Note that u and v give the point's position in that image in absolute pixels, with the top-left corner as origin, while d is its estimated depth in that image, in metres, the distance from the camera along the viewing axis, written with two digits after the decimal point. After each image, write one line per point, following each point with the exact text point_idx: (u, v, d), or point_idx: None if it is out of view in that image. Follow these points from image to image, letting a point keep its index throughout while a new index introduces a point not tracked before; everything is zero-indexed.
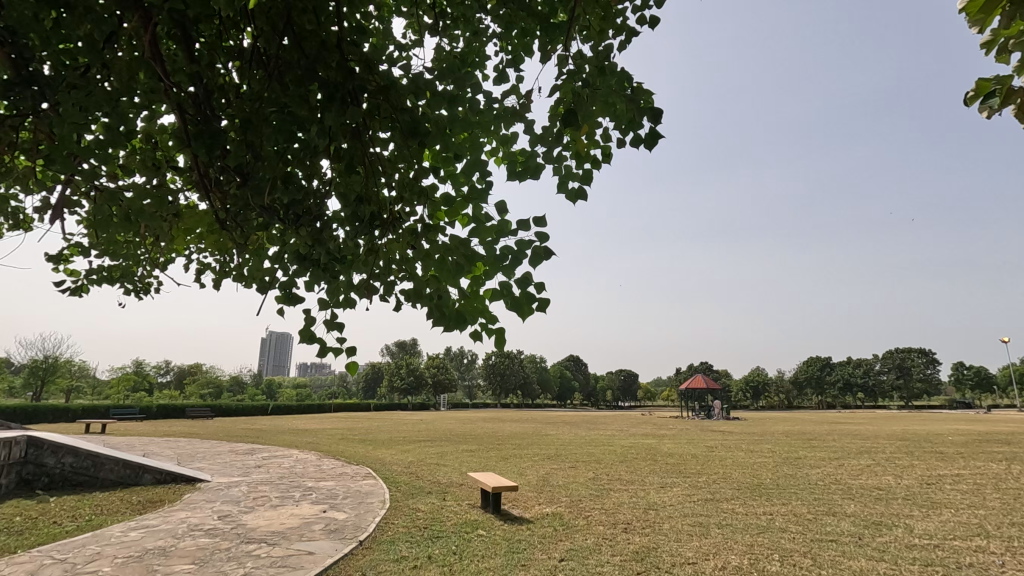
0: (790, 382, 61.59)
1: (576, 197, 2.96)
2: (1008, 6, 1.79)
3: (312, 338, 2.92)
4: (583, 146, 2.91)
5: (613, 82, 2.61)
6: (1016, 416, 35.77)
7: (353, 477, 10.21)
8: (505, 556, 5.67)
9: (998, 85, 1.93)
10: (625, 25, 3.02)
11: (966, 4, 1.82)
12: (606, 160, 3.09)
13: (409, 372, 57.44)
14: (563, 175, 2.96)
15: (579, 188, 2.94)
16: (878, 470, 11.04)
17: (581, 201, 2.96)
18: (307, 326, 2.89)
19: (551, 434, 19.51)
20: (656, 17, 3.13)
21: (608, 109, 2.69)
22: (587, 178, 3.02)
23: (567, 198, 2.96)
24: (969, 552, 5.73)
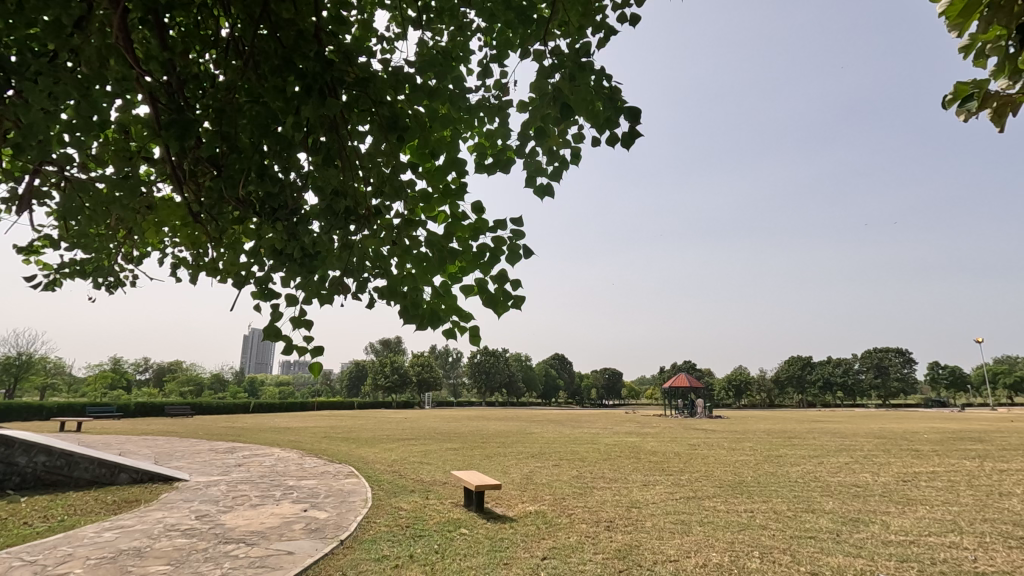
0: (771, 381, 62.37)
1: (544, 193, 2.96)
2: (985, 10, 1.81)
3: (279, 336, 2.87)
4: (555, 142, 2.89)
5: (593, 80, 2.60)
6: (988, 413, 36.64)
7: (335, 475, 10.10)
8: (487, 555, 5.65)
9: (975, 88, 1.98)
10: (603, 23, 3.00)
11: (945, 8, 1.85)
12: (577, 159, 3.08)
13: (393, 370, 57.14)
14: (533, 172, 2.96)
15: (546, 185, 2.93)
16: (856, 468, 11.19)
17: (549, 197, 2.96)
18: (273, 324, 2.85)
19: (535, 433, 19.43)
20: (635, 16, 3.11)
21: (586, 106, 2.68)
22: (556, 176, 3.01)
23: (534, 194, 2.96)
24: (943, 548, 5.84)
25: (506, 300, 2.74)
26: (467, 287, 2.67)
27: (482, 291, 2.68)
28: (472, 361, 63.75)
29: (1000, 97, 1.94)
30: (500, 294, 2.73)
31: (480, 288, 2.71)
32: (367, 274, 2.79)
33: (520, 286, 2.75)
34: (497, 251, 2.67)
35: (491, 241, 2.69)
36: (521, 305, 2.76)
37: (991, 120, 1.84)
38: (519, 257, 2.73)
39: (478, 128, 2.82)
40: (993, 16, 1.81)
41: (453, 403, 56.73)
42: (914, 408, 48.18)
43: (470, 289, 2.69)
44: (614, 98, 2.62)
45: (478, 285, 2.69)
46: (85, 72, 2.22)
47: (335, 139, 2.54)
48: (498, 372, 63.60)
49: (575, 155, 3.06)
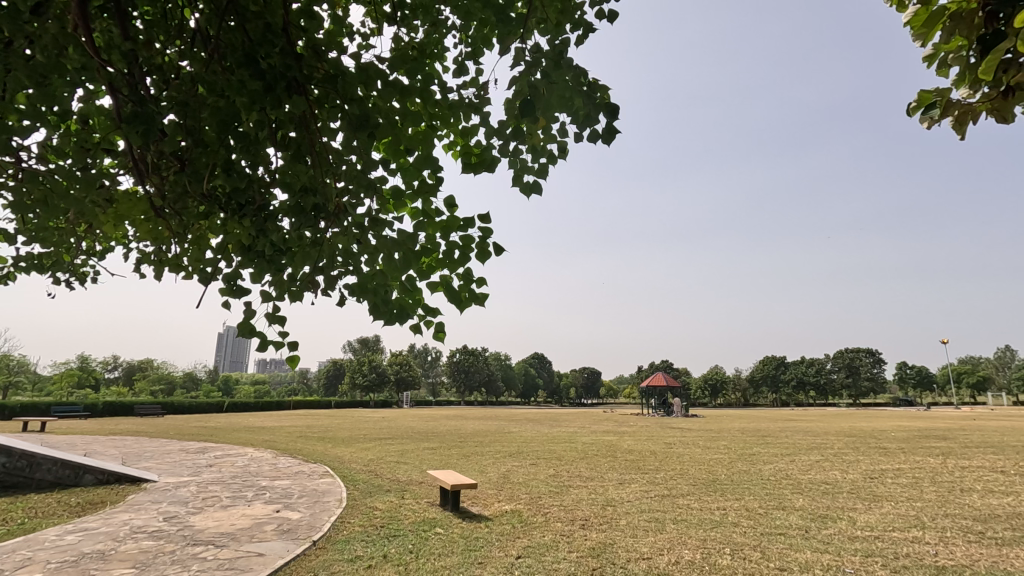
0: (747, 380, 63.35)
1: (532, 191, 2.98)
2: (948, 21, 1.88)
3: (253, 332, 2.82)
4: (538, 140, 2.90)
5: (571, 77, 2.61)
6: (954, 413, 37.80)
7: (309, 475, 9.97)
8: (462, 554, 5.63)
9: (938, 96, 2.06)
10: (582, 21, 3.01)
11: (909, 19, 1.92)
12: (561, 156, 3.09)
13: (371, 369, 56.63)
14: (519, 169, 2.97)
15: (533, 184, 2.96)
16: (826, 465, 11.44)
17: (537, 195, 2.98)
18: (247, 319, 2.80)
19: (513, 433, 19.40)
20: (614, 12, 3.13)
21: (565, 103, 2.69)
22: (542, 173, 3.02)
23: (522, 192, 2.98)
24: (906, 543, 6.02)
25: (472, 296, 2.77)
26: (433, 283, 2.69)
27: (447, 288, 2.71)
28: (451, 360, 63.60)
29: (961, 106, 2.02)
30: (467, 292, 2.76)
31: (446, 285, 2.73)
32: (338, 270, 2.75)
33: (487, 283, 2.80)
34: (466, 248, 2.68)
35: (459, 238, 2.71)
36: (486, 302, 2.81)
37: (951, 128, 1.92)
38: (489, 255, 2.76)
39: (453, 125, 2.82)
40: (955, 27, 1.87)
41: (432, 402, 56.39)
42: (881, 408, 49.45)
43: (437, 286, 2.70)
44: (593, 97, 2.64)
45: (445, 282, 2.71)
46: (41, 60, 2.15)
47: (306, 135, 2.51)
48: (476, 371, 63.46)
49: (560, 150, 3.06)
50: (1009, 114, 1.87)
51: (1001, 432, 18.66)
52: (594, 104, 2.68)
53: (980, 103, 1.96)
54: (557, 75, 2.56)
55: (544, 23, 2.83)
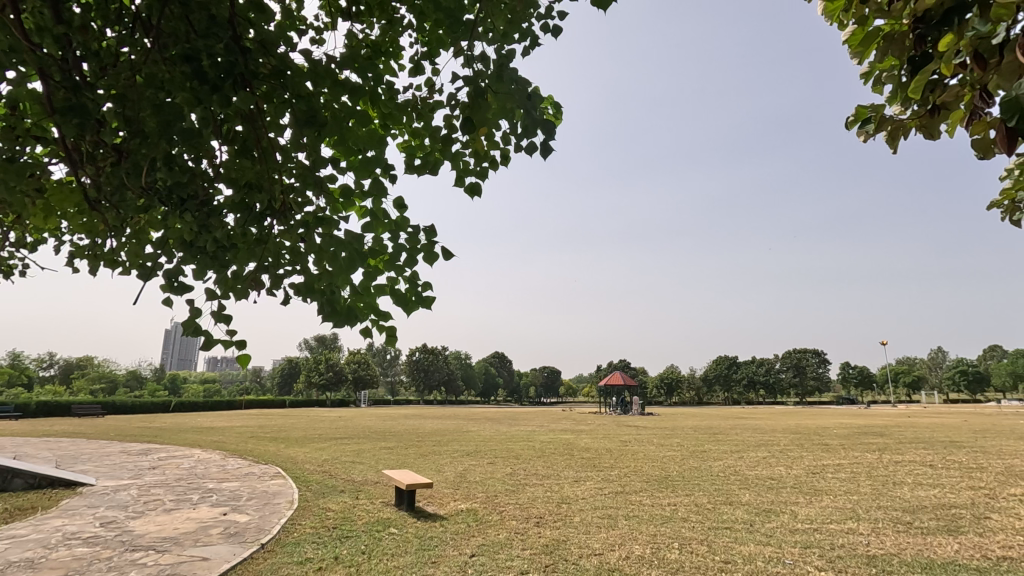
0: (701, 380, 65.21)
1: (474, 194, 3.04)
2: (881, 42, 2.07)
3: (199, 332, 2.74)
4: (482, 145, 2.98)
5: (514, 87, 2.70)
6: (890, 410, 40.04)
7: (259, 477, 9.69)
8: (415, 554, 5.60)
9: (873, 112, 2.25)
10: (529, 32, 3.08)
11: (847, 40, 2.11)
12: (505, 161, 3.15)
13: (328, 368, 55.38)
14: (459, 170, 3.06)
15: (472, 184, 3.03)
16: (772, 462, 11.91)
17: (478, 197, 3.05)
18: (191, 318, 2.70)
19: (472, 432, 19.32)
20: (559, 26, 3.21)
21: (506, 113, 2.77)
22: (485, 175, 3.08)
23: (465, 194, 3.03)
24: (842, 534, 6.35)
25: (417, 300, 2.82)
26: (380, 287, 2.71)
27: (395, 291, 2.73)
28: (411, 360, 62.97)
29: (894, 122, 2.18)
30: (413, 296, 2.80)
31: (392, 288, 2.75)
32: (285, 269, 2.72)
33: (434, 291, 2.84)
34: (414, 254, 2.74)
35: (407, 242, 2.75)
36: (432, 306, 2.86)
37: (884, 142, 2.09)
38: (435, 260, 2.82)
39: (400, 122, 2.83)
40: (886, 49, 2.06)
41: (390, 402, 55.66)
42: (826, 405, 51.73)
43: (385, 289, 2.72)
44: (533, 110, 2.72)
45: (392, 285, 2.74)
46: None
47: (253, 129, 2.46)
48: (436, 371, 63.06)
49: (504, 157, 3.13)
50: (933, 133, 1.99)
51: (930, 428, 19.92)
52: (533, 119, 2.78)
53: (910, 120, 2.12)
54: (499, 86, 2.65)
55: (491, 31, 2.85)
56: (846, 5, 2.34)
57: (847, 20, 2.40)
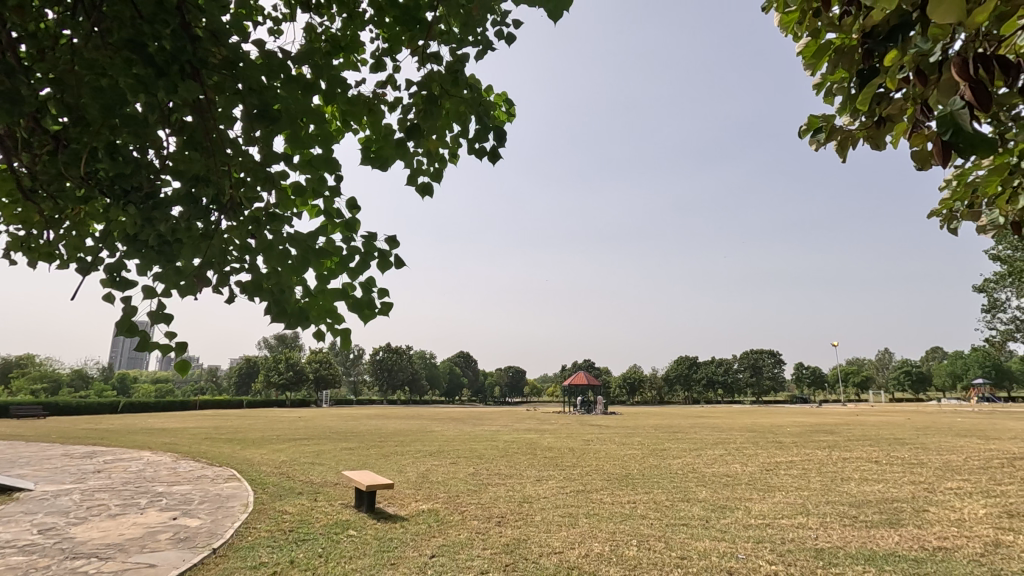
0: (662, 379, 66.59)
1: (425, 192, 3.10)
2: (832, 55, 2.16)
3: (134, 332, 2.60)
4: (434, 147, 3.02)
5: (467, 94, 2.80)
6: (839, 409, 41.73)
7: (213, 479, 9.39)
8: (374, 556, 5.53)
9: (824, 123, 2.36)
10: (484, 37, 3.10)
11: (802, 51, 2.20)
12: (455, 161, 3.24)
13: (288, 367, 54.03)
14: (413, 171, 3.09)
15: (426, 185, 3.06)
16: (728, 459, 12.25)
17: (429, 196, 3.10)
18: (127, 318, 2.56)
19: (435, 432, 19.16)
20: (513, 34, 3.23)
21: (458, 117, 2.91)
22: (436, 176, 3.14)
23: (416, 192, 3.09)
24: (792, 528, 6.58)
25: (372, 307, 2.78)
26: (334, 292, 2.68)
27: (349, 296, 2.71)
28: (374, 360, 62.13)
29: (843, 132, 2.29)
30: (367, 300, 2.77)
31: (346, 292, 2.72)
32: (231, 267, 2.65)
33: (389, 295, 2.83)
34: (368, 257, 2.72)
35: (363, 246, 2.74)
36: (387, 313, 2.85)
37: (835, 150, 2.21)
38: (391, 266, 2.80)
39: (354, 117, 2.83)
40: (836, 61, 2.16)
41: (353, 402, 54.79)
42: (780, 404, 53.51)
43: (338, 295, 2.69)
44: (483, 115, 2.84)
45: (346, 290, 2.72)
46: None
47: (203, 121, 2.39)
48: (400, 370, 62.41)
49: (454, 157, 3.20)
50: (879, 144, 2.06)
51: (876, 426, 20.87)
52: (486, 124, 2.90)
53: (857, 132, 2.23)
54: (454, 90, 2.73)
55: (446, 32, 2.92)
56: (800, 18, 2.43)
57: (801, 32, 2.49)
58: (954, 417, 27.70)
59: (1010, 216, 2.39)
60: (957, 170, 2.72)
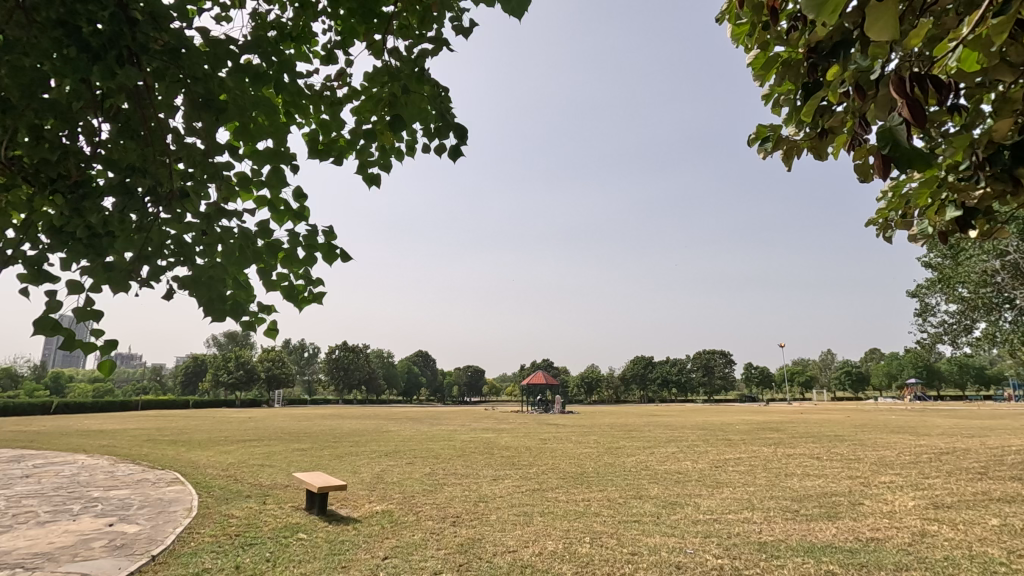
0: (619, 379, 67.89)
1: (373, 183, 3.15)
2: (778, 68, 2.25)
3: (56, 329, 2.42)
4: (389, 141, 3.04)
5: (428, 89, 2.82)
6: (784, 408, 43.47)
7: (154, 483, 8.97)
8: (325, 558, 5.42)
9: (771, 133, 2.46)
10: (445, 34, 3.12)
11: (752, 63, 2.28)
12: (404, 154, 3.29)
13: (238, 365, 52.10)
14: (364, 162, 3.09)
15: (376, 176, 3.11)
16: (680, 457, 12.59)
17: (376, 187, 3.17)
18: (49, 311, 2.39)
19: (391, 432, 18.89)
20: (472, 30, 3.25)
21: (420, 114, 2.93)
22: (385, 168, 3.19)
23: (365, 183, 3.13)
24: (738, 523, 6.81)
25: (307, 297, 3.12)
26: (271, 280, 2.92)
27: (286, 287, 2.98)
28: (330, 358, 60.79)
29: (788, 142, 2.38)
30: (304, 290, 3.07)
31: (283, 283, 2.98)
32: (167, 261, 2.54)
33: (323, 286, 3.14)
34: (311, 248, 2.94)
35: (306, 240, 2.93)
36: (321, 300, 3.18)
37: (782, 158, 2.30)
38: (332, 259, 3.03)
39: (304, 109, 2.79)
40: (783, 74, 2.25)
41: (307, 402, 53.45)
42: (730, 403, 55.33)
43: (276, 284, 2.95)
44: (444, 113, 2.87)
45: (283, 281, 2.97)
46: None
47: (140, 108, 2.28)
48: (357, 369, 61.27)
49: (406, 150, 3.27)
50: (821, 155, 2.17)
51: (818, 424, 21.90)
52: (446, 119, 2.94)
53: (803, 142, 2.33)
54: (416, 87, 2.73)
55: (404, 27, 2.90)
56: (749, 31, 2.53)
57: (750, 44, 2.60)
58: (888, 414, 29.35)
59: (937, 227, 2.55)
60: (890, 183, 2.89)
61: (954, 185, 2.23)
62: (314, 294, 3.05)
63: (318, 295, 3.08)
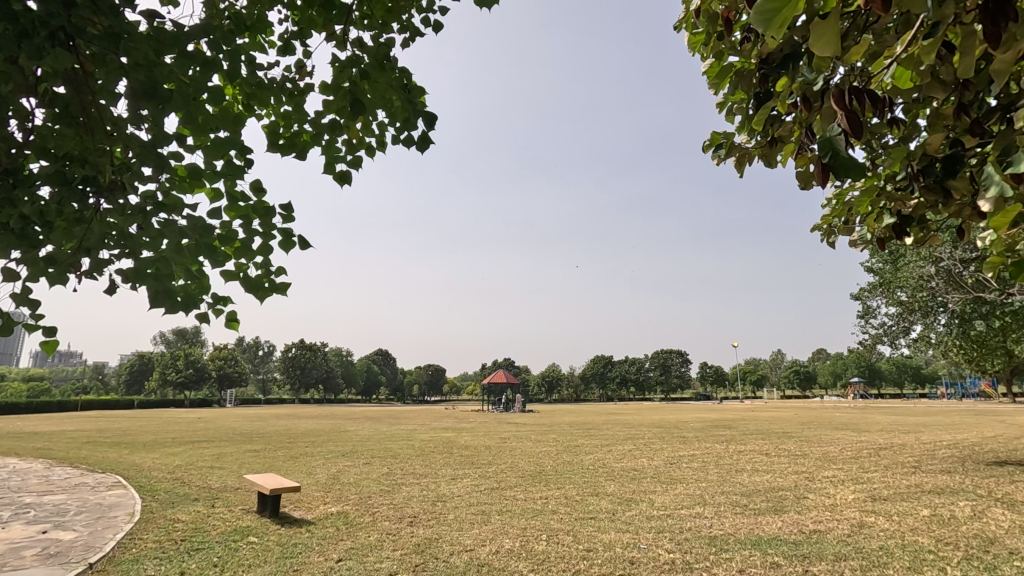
0: (579, 378, 68.75)
1: (343, 180, 3.11)
2: (733, 77, 2.31)
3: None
4: (356, 134, 3.03)
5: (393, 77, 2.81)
6: (737, 406, 44.76)
7: (93, 488, 8.53)
8: (276, 562, 5.29)
9: (724, 140, 2.53)
10: (410, 24, 3.13)
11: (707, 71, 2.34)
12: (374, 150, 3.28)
13: (187, 363, 49.94)
14: (331, 158, 3.05)
15: (346, 175, 3.08)
16: (636, 454, 12.85)
17: (347, 184, 3.12)
18: None
19: (349, 432, 18.57)
20: (440, 22, 3.26)
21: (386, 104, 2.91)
22: (356, 165, 3.15)
23: (335, 180, 3.09)
24: (690, 518, 7.01)
25: (269, 287, 3.04)
26: (228, 272, 2.85)
27: (244, 278, 2.89)
28: (286, 357, 59.23)
29: (740, 149, 2.46)
30: (265, 280, 2.99)
31: (242, 274, 2.90)
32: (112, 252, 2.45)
33: (285, 275, 3.09)
34: (269, 238, 2.89)
35: (263, 229, 2.88)
36: (285, 292, 3.11)
37: (734, 166, 2.38)
38: (291, 249, 3.00)
39: (264, 100, 2.73)
40: (736, 83, 2.32)
41: (262, 402, 51.87)
42: (686, 402, 56.76)
43: (233, 274, 2.88)
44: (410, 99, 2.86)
45: (241, 271, 2.89)
46: None
47: (79, 93, 2.18)
48: (314, 368, 59.87)
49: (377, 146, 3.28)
50: (770, 162, 2.26)
51: (768, 421, 22.76)
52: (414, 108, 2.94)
53: (754, 150, 2.41)
54: (379, 76, 2.73)
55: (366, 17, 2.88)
56: (705, 40, 2.60)
57: (706, 53, 2.67)
58: (833, 411, 30.85)
59: (876, 234, 2.68)
60: (835, 190, 3.03)
61: (892, 195, 2.35)
62: (275, 284, 2.99)
63: (279, 284, 3.02)
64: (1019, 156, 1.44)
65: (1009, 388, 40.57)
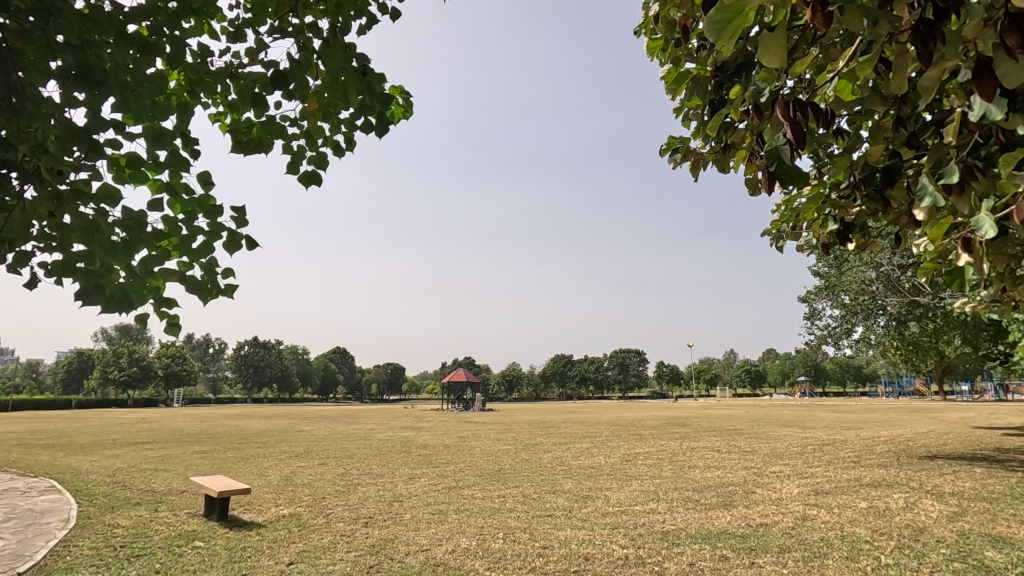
0: (539, 377, 69.19)
1: (310, 181, 3.04)
2: (689, 83, 2.37)
3: None
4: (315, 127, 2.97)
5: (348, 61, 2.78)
6: (692, 404, 45.94)
7: (24, 493, 8.03)
8: (223, 567, 5.11)
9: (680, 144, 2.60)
10: (364, 11, 3.09)
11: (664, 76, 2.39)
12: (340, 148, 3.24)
13: (130, 361, 47.49)
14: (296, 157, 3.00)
15: (311, 174, 3.02)
16: (594, 452, 13.04)
17: (315, 184, 3.05)
18: None
19: (304, 432, 18.10)
20: (396, 10, 3.21)
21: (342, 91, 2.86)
22: (321, 164, 3.10)
23: (301, 181, 3.02)
24: (643, 514, 7.16)
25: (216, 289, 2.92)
26: (170, 271, 2.72)
27: (187, 278, 2.77)
28: (238, 355, 57.24)
29: (694, 154, 2.53)
30: (210, 281, 2.87)
31: (184, 274, 2.78)
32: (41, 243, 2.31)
33: (232, 277, 2.98)
34: (213, 237, 2.77)
35: (208, 227, 2.76)
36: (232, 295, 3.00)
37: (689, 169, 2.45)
38: (238, 248, 2.89)
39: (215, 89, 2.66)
40: (692, 89, 2.37)
41: (211, 402, 49.99)
42: (643, 401, 57.92)
43: (175, 275, 2.76)
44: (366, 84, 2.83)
45: (184, 271, 2.77)
46: None
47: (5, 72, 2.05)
48: (268, 366, 58.09)
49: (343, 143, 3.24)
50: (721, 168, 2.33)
51: (721, 418, 23.49)
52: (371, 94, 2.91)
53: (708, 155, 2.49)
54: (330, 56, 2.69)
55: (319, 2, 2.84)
56: (663, 46, 2.65)
57: (664, 58, 2.73)
58: (780, 409, 32.11)
59: (821, 239, 2.78)
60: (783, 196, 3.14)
61: (836, 202, 2.45)
62: (220, 284, 2.87)
63: (225, 286, 2.90)
64: (950, 168, 1.51)
65: (942, 387, 43.10)
